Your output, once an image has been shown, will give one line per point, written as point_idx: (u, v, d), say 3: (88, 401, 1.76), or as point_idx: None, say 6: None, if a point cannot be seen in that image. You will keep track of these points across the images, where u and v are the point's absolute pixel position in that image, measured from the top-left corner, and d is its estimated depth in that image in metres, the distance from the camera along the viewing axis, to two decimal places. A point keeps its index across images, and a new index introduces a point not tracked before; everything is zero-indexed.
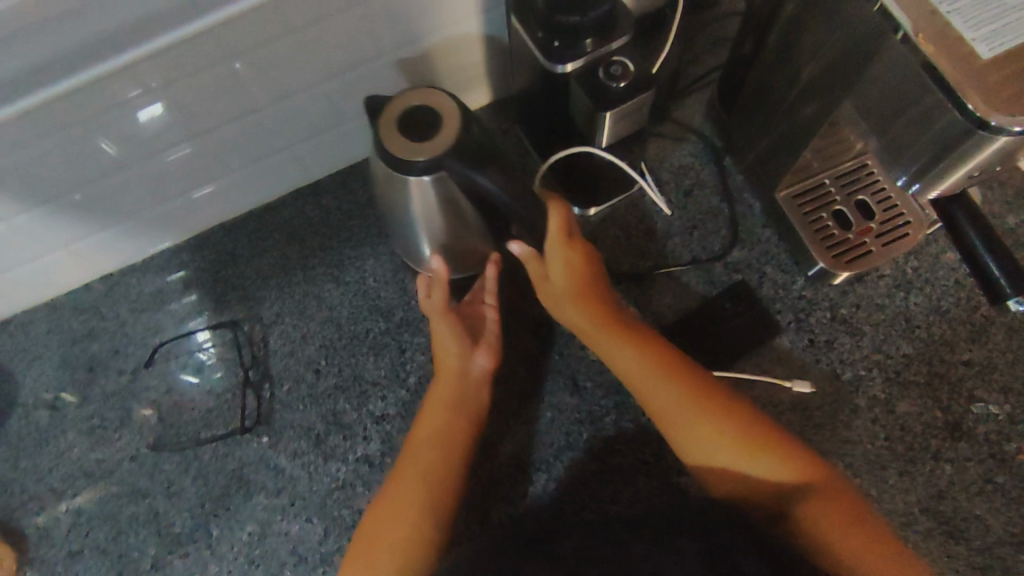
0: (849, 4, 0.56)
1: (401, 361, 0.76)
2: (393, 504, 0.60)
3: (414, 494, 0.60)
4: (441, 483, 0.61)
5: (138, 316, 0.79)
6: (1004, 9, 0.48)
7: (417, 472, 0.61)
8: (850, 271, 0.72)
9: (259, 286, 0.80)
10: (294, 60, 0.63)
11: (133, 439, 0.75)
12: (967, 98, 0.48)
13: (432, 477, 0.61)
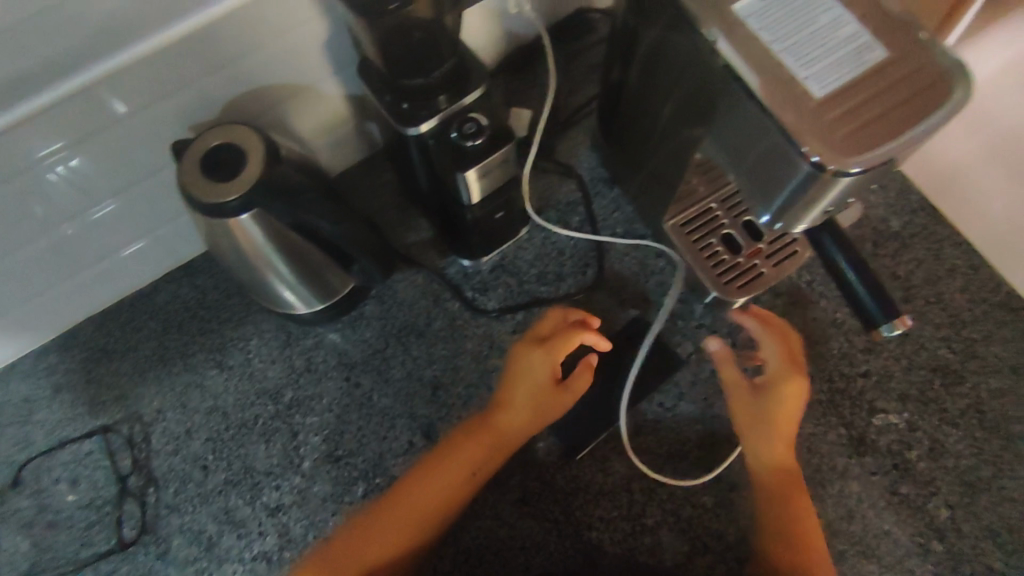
0: (687, 44, 0.54)
1: (294, 446, 0.73)
2: (379, 536, 0.61)
3: (396, 530, 0.61)
4: (432, 521, 0.63)
5: (3, 431, 0.74)
6: (830, 48, 0.46)
7: (410, 506, 0.62)
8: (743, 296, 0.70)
9: (135, 382, 0.75)
10: (134, 144, 0.58)
11: (8, 565, 0.70)
12: (805, 144, 0.46)
13: (427, 522, 0.62)
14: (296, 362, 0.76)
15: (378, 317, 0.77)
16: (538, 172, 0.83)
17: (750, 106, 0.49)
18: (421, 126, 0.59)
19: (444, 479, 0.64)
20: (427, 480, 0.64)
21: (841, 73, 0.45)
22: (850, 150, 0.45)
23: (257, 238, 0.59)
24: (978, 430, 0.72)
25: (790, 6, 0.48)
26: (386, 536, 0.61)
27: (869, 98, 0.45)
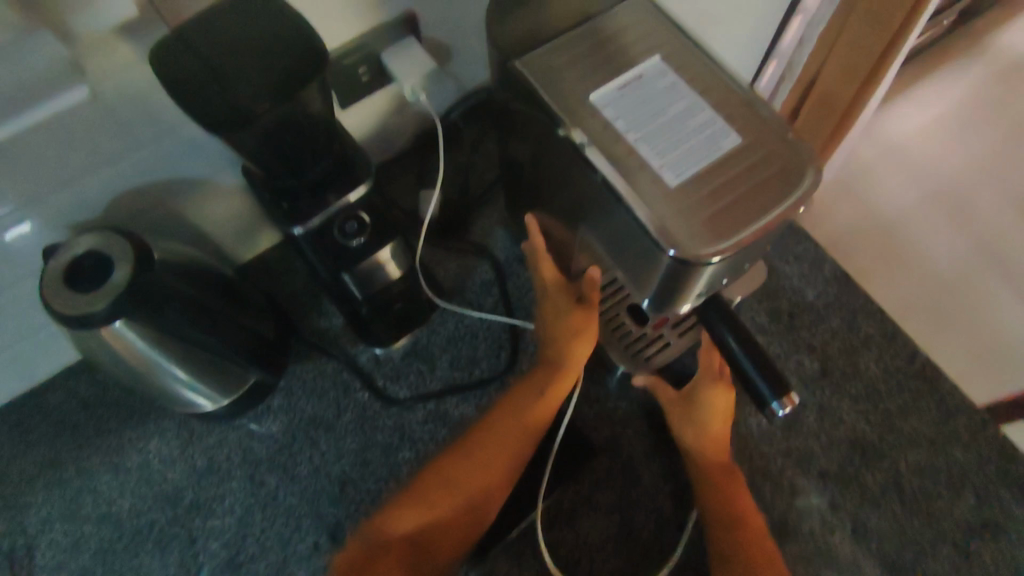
0: (541, 145, 0.54)
1: (190, 554, 0.69)
2: (402, 519, 0.52)
3: (427, 520, 0.53)
4: (474, 493, 0.56)
5: None
6: (682, 137, 0.45)
7: (445, 488, 0.55)
8: (651, 370, 0.69)
9: (22, 490, 0.71)
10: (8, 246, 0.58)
11: None
12: (670, 236, 0.42)
13: (477, 486, 0.56)
14: (197, 462, 0.72)
15: (285, 410, 0.74)
16: (453, 253, 0.82)
17: (606, 198, 0.47)
18: (306, 224, 0.59)
19: (487, 462, 0.58)
20: (473, 455, 0.58)
21: (695, 160, 0.44)
22: (713, 238, 0.42)
23: (136, 346, 0.58)
24: (900, 508, 0.71)
25: (642, 95, 0.47)
26: (420, 515, 0.53)
27: (722, 181, 0.44)
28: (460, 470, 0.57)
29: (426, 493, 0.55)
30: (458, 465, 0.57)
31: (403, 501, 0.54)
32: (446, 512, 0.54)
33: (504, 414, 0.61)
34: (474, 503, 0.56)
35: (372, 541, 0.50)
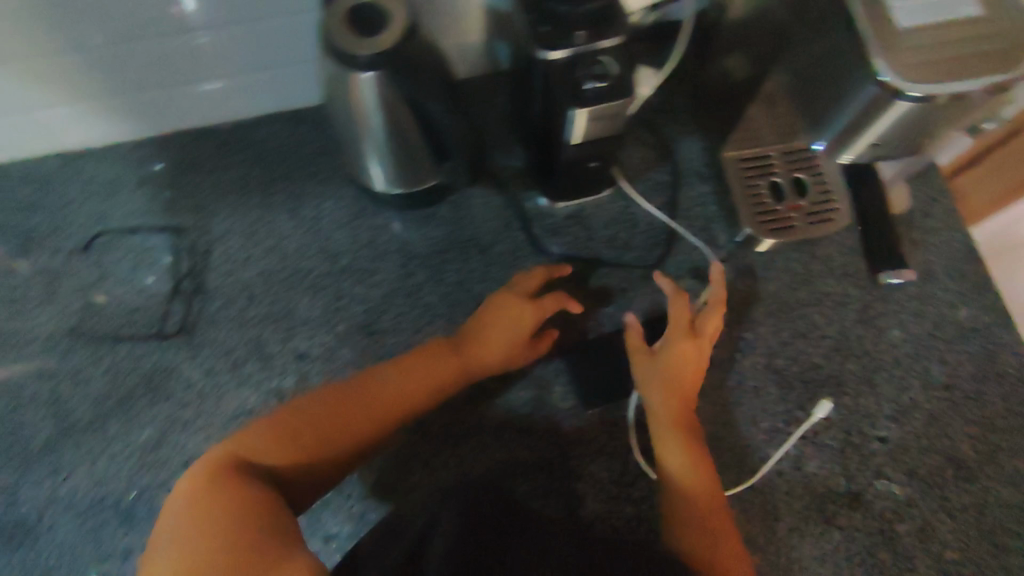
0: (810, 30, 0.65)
1: (335, 307, 0.76)
2: (396, 389, 0.61)
3: (407, 385, 0.62)
4: (428, 390, 0.63)
5: (86, 199, 0.81)
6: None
7: (433, 372, 0.63)
8: (771, 238, 0.74)
9: (214, 200, 0.81)
10: None
11: (56, 316, 0.76)
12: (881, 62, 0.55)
13: (458, 377, 0.65)
14: (361, 235, 0.79)
15: (449, 222, 0.81)
16: (637, 143, 0.85)
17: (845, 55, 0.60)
18: (550, 52, 0.60)
19: (473, 364, 0.66)
20: (444, 356, 0.64)
21: (929, 14, 0.54)
22: (917, 77, 0.54)
23: (366, 103, 0.60)
24: (971, 529, 0.73)
25: None
26: (376, 387, 0.61)
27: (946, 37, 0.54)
28: (438, 360, 0.64)
29: (395, 392, 0.61)
30: (412, 365, 0.63)
31: (390, 378, 0.61)
32: (420, 395, 0.62)
33: (486, 358, 0.66)
34: (440, 392, 0.64)
35: (366, 385, 0.61)
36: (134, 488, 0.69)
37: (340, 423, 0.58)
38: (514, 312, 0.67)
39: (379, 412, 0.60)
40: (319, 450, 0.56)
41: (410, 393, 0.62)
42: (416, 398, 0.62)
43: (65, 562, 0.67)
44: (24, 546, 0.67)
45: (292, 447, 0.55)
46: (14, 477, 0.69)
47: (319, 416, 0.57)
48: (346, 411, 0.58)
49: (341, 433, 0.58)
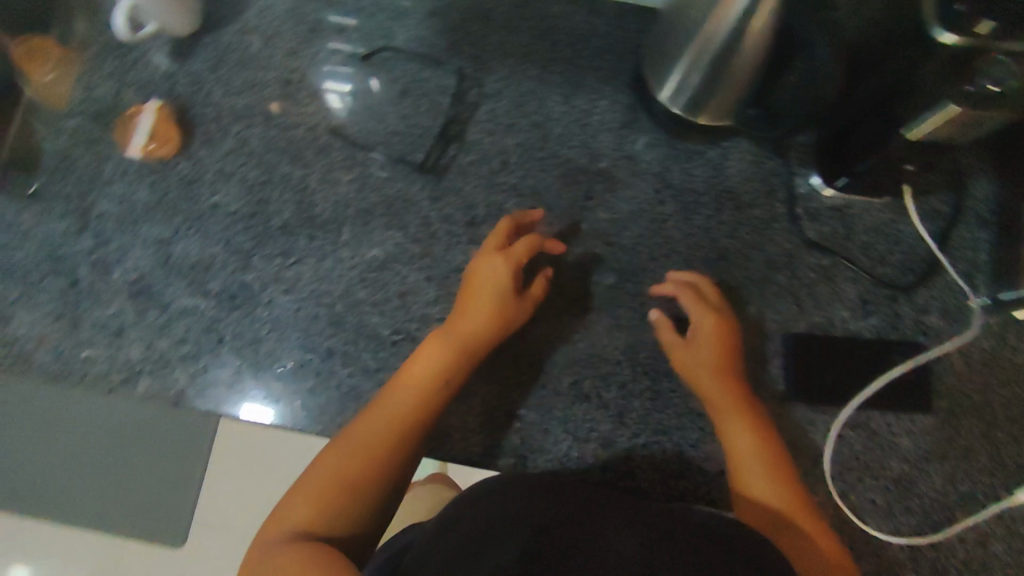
0: None
1: (581, 204, 0.75)
2: (393, 393, 0.57)
3: (404, 391, 0.58)
4: (436, 372, 0.59)
5: (375, 13, 0.81)
6: None
7: (425, 365, 0.59)
8: None
9: (495, 57, 0.80)
10: None
11: (323, 111, 0.77)
12: None
13: (459, 361, 0.60)
14: (630, 144, 0.77)
15: (713, 165, 0.76)
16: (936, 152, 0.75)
17: None
18: (948, 34, 0.51)
19: (426, 362, 0.60)
20: (423, 353, 0.60)
21: None
22: None
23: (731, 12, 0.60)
24: None
25: None
26: (387, 398, 0.57)
27: None
28: (415, 359, 0.60)
29: (388, 399, 0.57)
30: (412, 366, 0.59)
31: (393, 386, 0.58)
32: (415, 387, 0.58)
33: (460, 321, 0.63)
34: (449, 384, 0.59)
35: (378, 421, 0.55)
36: (349, 297, 0.71)
37: (362, 464, 0.52)
38: (489, 278, 0.66)
39: (380, 417, 0.55)
40: (359, 483, 0.51)
41: (401, 397, 0.57)
42: (421, 386, 0.58)
43: (273, 337, 0.70)
44: (242, 308, 0.70)
45: (344, 505, 0.50)
46: (251, 243, 0.72)
47: (354, 451, 0.52)
48: (340, 451, 0.52)
49: (396, 435, 0.54)
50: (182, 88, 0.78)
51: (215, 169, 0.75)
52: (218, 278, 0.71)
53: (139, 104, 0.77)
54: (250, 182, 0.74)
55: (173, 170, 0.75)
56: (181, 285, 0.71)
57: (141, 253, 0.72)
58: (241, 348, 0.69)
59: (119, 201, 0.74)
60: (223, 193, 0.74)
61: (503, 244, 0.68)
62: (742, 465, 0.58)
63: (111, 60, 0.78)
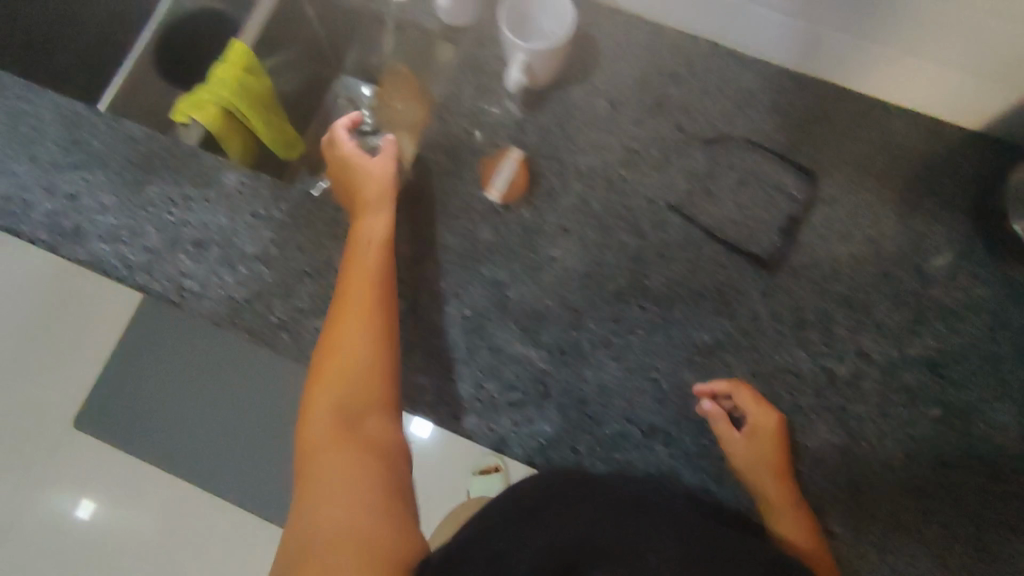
0: None
1: (910, 328, 0.74)
2: (354, 302, 0.60)
3: (364, 295, 0.60)
4: (380, 267, 0.63)
5: (719, 97, 0.81)
6: None
7: (367, 272, 0.62)
8: None
9: (834, 161, 0.79)
10: None
11: (663, 186, 0.78)
12: None
13: (385, 260, 0.64)
14: (965, 275, 0.75)
15: None
16: None
17: None
18: None
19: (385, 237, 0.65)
20: (367, 246, 0.65)
21: None
22: None
23: None
24: None
25: None
26: (349, 314, 0.58)
27: None
28: (361, 250, 0.64)
29: (350, 305, 0.59)
30: (363, 271, 0.62)
31: (337, 318, 0.59)
32: (372, 289, 0.61)
33: (354, 296, 0.60)
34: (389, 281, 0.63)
35: (336, 345, 0.56)
36: (674, 377, 0.73)
37: (353, 416, 0.51)
38: (366, 232, 0.66)
39: (353, 326, 0.58)
40: (350, 408, 0.52)
41: (367, 301, 0.60)
42: (369, 286, 0.61)
43: (598, 401, 0.72)
44: (571, 366, 0.73)
45: (345, 558, 0.41)
46: (584, 303, 0.74)
47: (328, 387, 0.53)
48: (332, 397, 0.53)
49: (369, 380, 0.55)
50: (529, 138, 0.79)
51: (556, 223, 0.76)
52: (550, 332, 0.74)
53: (486, 144, 0.78)
54: (588, 244, 0.76)
55: (516, 218, 0.76)
56: (515, 332, 0.74)
57: (479, 292, 0.74)
58: (566, 405, 0.72)
59: (462, 237, 0.76)
60: (562, 249, 0.76)
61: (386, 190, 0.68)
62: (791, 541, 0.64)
63: (461, 99, 0.80)
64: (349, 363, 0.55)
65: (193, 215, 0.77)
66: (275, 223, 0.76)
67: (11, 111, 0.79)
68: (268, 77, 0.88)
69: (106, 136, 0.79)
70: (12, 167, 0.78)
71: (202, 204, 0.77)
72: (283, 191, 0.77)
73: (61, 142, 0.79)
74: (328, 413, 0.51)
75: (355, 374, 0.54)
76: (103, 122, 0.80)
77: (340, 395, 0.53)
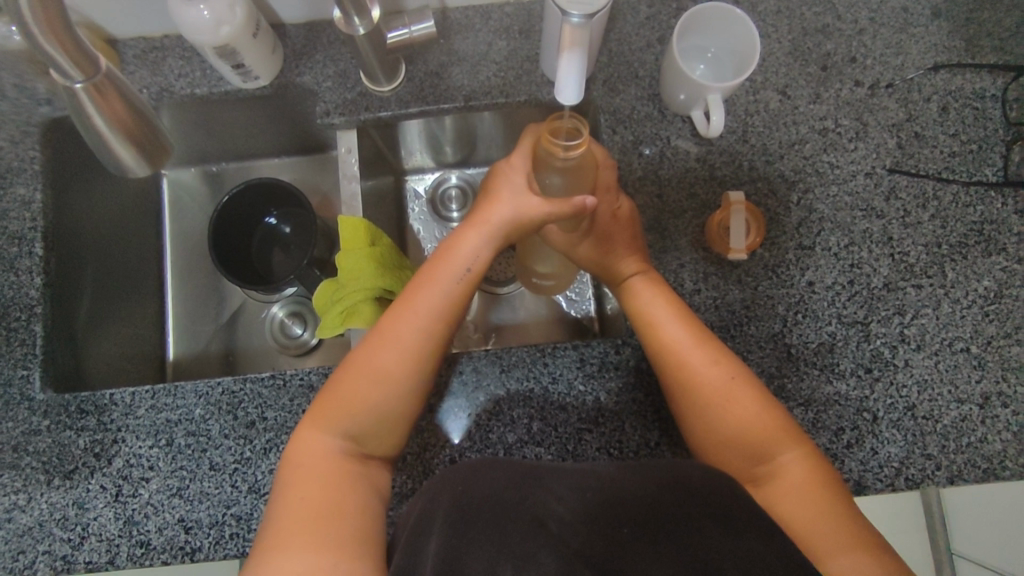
0: None
1: None
2: (359, 392, 0.56)
3: (383, 392, 0.56)
4: (407, 369, 0.57)
5: (878, 30, 0.73)
6: None
7: (377, 372, 0.56)
8: None
9: (1019, 42, 0.72)
10: None
11: (873, 153, 0.71)
12: None
13: (416, 355, 0.57)
14: None
15: None
16: None
17: None
18: None
19: (431, 313, 0.58)
20: (407, 318, 0.58)
21: None
22: None
23: None
24: None
25: None
26: (356, 402, 0.56)
27: None
28: (396, 323, 0.58)
29: (356, 396, 0.56)
30: (373, 366, 0.56)
31: (343, 379, 0.57)
32: (384, 383, 0.56)
33: (373, 360, 0.57)
34: (414, 384, 0.57)
35: (324, 431, 0.55)
36: (980, 336, 0.68)
37: (329, 515, 0.51)
38: (400, 305, 0.58)
39: (343, 425, 0.55)
40: (324, 504, 0.51)
41: (385, 399, 0.56)
42: (395, 389, 0.56)
43: (926, 398, 0.67)
44: (883, 379, 0.67)
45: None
46: (863, 312, 0.68)
47: (309, 476, 0.53)
48: (313, 480, 0.53)
49: (343, 475, 0.53)
50: (721, 171, 0.70)
51: (794, 246, 0.69)
52: (848, 357, 0.67)
53: (683, 198, 0.69)
54: (835, 251, 0.69)
55: (755, 261, 0.68)
56: (815, 374, 0.67)
57: (761, 353, 0.67)
58: (899, 419, 0.66)
59: (715, 307, 0.67)
60: (814, 269, 0.69)
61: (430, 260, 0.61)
62: (720, 420, 0.57)
63: (630, 160, 0.69)
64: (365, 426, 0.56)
65: (428, 434, 0.66)
66: (518, 399, 0.67)
67: (158, 429, 0.65)
68: (385, 234, 0.73)
69: (276, 401, 0.65)
70: (198, 490, 0.63)
71: (429, 419, 0.66)
72: (506, 360, 0.67)
73: (234, 433, 0.64)
74: (319, 476, 0.53)
75: (336, 469, 0.53)
76: (263, 388, 0.65)
77: (310, 456, 0.54)
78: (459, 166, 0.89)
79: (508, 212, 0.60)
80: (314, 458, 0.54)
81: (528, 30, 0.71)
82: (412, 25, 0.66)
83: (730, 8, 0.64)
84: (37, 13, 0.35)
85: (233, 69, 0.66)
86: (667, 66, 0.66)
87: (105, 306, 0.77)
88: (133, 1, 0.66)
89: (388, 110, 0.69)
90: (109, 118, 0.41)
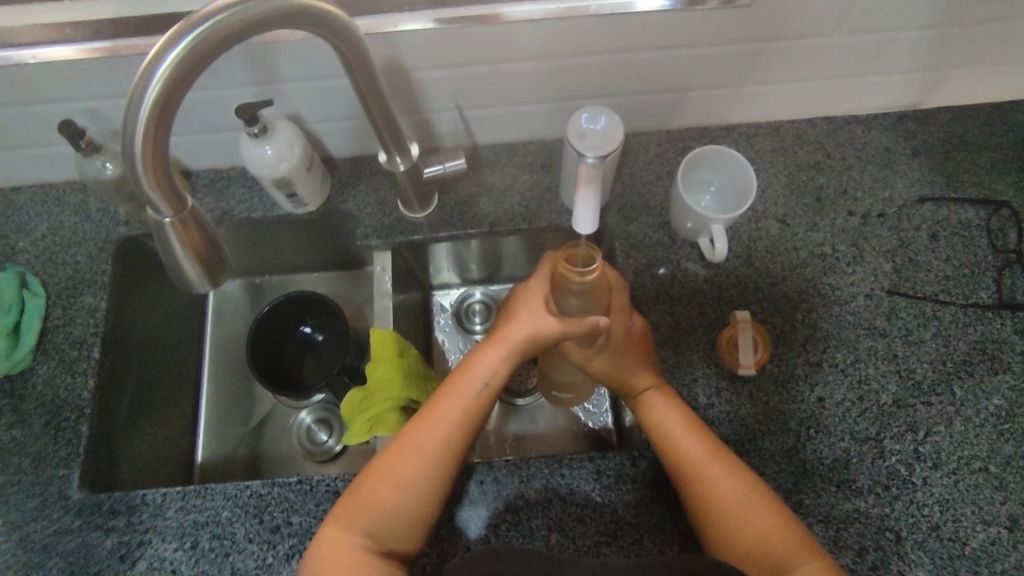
0: None
1: None
2: (382, 494, 0.59)
3: (406, 496, 0.59)
4: (429, 474, 0.60)
5: (865, 166, 0.81)
6: None
7: (400, 476, 0.59)
8: None
9: (996, 178, 0.79)
10: None
11: (872, 276, 0.76)
12: None
13: (439, 461, 0.60)
14: None
15: None
16: None
17: None
18: None
19: (454, 422, 0.62)
20: (431, 426, 0.61)
21: None
22: None
23: None
24: None
25: None
26: (380, 505, 0.58)
27: None
28: (421, 430, 0.61)
29: (379, 499, 0.59)
30: (396, 470, 0.60)
31: (370, 482, 0.60)
32: (406, 487, 0.59)
33: (399, 464, 0.60)
34: (435, 491, 0.60)
35: (347, 531, 0.58)
36: (997, 455, 0.69)
37: None
38: (426, 413, 0.63)
39: (365, 525, 0.58)
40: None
41: (408, 503, 0.59)
42: (416, 493, 0.59)
43: (949, 519, 0.66)
44: (903, 497, 0.67)
45: None
46: (876, 429, 0.70)
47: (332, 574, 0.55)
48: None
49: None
50: (728, 291, 0.75)
51: (803, 362, 0.72)
52: (864, 473, 0.68)
53: (693, 315, 0.74)
54: (843, 367, 0.72)
55: (765, 376, 0.71)
56: (833, 491, 0.67)
57: (778, 468, 0.68)
58: (924, 541, 0.66)
59: (729, 421, 0.69)
60: (823, 385, 0.71)
61: (455, 371, 0.66)
62: (735, 533, 0.58)
63: (642, 281, 0.75)
64: (388, 530, 0.58)
65: (447, 543, 0.66)
66: (536, 509, 0.67)
67: (184, 532, 0.66)
68: (413, 345, 0.78)
69: (301, 506, 0.67)
70: None
71: (448, 528, 0.67)
72: (524, 470, 0.69)
73: (258, 538, 0.66)
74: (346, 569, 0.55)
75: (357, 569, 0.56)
76: (289, 492, 0.67)
77: (337, 553, 0.56)
78: (483, 284, 0.95)
79: (528, 329, 0.65)
80: (339, 555, 0.56)
81: (548, 165, 0.80)
82: (446, 163, 0.73)
83: (728, 150, 0.72)
84: (147, 166, 0.42)
85: (287, 197, 0.75)
86: (673, 199, 0.74)
87: (144, 408, 0.81)
88: (205, 141, 0.76)
89: (422, 233, 0.77)
90: (186, 244, 0.48)
